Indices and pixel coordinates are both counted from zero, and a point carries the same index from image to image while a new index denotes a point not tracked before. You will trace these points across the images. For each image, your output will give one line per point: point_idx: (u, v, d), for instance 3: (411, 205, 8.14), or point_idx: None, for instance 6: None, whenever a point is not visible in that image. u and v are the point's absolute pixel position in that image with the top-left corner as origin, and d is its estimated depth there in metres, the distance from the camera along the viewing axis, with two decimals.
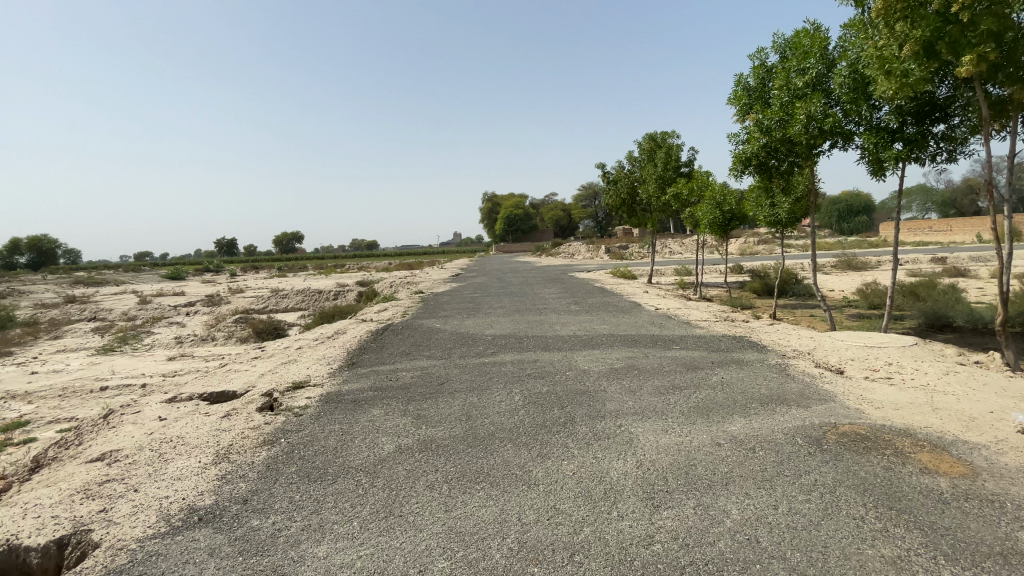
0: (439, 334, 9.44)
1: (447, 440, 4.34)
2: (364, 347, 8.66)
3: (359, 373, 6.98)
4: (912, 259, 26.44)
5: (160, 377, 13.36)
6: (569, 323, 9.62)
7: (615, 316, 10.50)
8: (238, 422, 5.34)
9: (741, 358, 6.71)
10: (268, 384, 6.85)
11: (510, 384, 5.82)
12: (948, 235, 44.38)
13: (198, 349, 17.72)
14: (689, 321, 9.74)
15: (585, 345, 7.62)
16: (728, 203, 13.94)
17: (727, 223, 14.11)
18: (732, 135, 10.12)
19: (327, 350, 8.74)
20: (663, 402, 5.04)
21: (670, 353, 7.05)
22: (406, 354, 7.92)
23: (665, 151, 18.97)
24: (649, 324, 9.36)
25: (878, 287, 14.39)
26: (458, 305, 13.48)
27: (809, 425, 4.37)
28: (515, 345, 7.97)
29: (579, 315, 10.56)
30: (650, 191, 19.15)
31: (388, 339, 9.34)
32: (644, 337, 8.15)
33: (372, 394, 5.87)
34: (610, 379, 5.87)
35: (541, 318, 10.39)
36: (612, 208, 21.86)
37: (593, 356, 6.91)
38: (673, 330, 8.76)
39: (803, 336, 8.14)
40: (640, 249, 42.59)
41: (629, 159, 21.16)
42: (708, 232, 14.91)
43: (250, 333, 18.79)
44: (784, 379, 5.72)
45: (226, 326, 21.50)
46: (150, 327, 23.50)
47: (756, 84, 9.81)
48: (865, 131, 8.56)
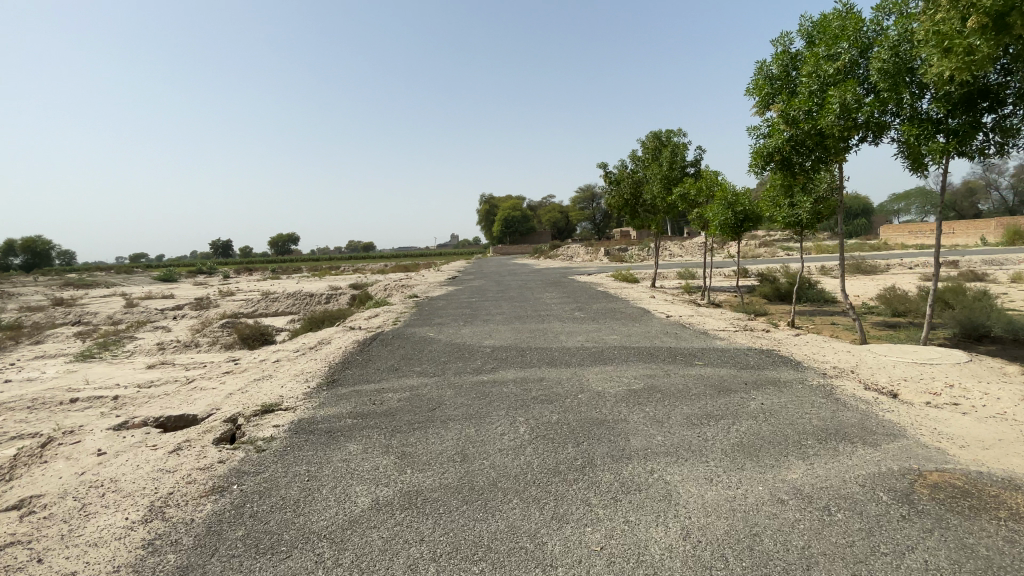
0: (432, 345, 8.57)
1: (436, 491, 3.47)
2: (347, 361, 7.75)
3: (340, 393, 6.07)
4: (921, 262, 25.78)
5: (134, 388, 12.38)
6: (576, 333, 8.72)
7: (626, 324, 9.61)
8: (189, 459, 4.43)
9: (777, 378, 5.83)
10: (234, 407, 5.95)
11: (513, 411, 4.95)
12: (951, 238, 43.75)
13: (180, 357, 16.75)
14: (708, 330, 8.87)
15: (596, 361, 6.74)
16: (740, 204, 13.05)
17: (738, 225, 13.22)
18: (754, 128, 9.34)
19: (307, 364, 7.83)
20: (699, 438, 4.16)
21: (694, 370, 6.17)
22: (394, 369, 7.01)
23: (671, 149, 18.17)
24: (665, 334, 8.48)
25: (900, 293, 13.60)
26: (455, 311, 12.61)
27: (889, 475, 3.55)
28: (518, 359, 7.07)
29: (586, 324, 9.67)
30: (655, 191, 18.30)
31: (376, 350, 8.42)
32: (661, 350, 7.26)
33: (350, 423, 4.99)
34: (629, 405, 4.99)
35: (545, 326, 9.51)
36: (614, 208, 21.00)
37: (608, 375, 6.03)
38: (692, 341, 7.88)
39: (838, 350, 7.28)
40: (640, 251, 41.79)
41: (631, 158, 20.34)
42: (718, 234, 14.03)
43: (236, 340, 17.84)
44: (834, 407, 4.87)
45: (213, 332, 20.55)
46: (134, 332, 22.50)
47: (780, 73, 9.05)
48: (904, 122, 7.81)
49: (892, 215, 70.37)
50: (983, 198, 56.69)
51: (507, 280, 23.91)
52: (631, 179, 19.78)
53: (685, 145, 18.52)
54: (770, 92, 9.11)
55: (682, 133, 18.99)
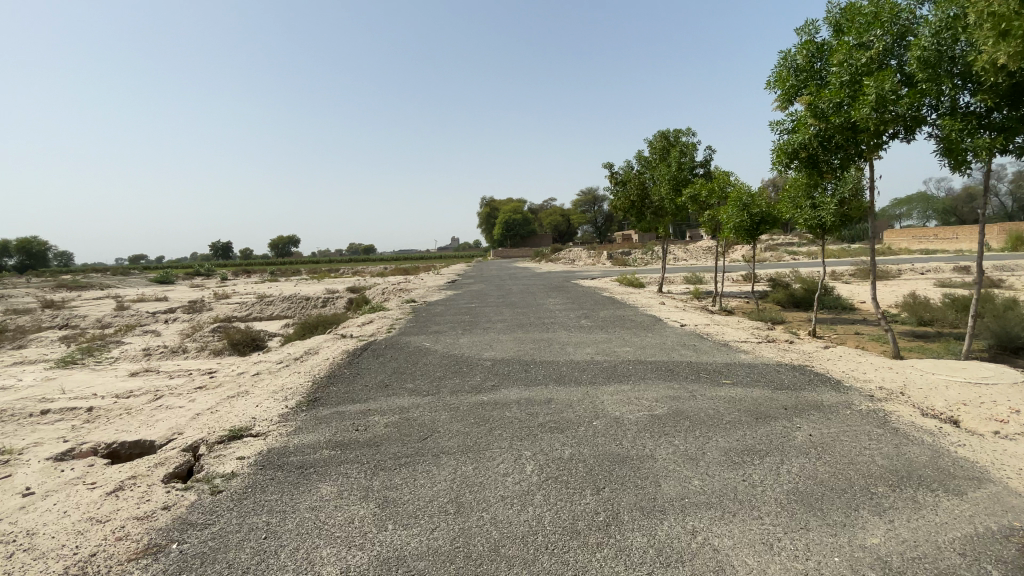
0: (428, 357, 7.84)
1: (423, 560, 2.73)
2: (333, 375, 6.99)
3: (320, 416, 5.33)
4: (932, 267, 25.12)
5: (111, 399, 11.60)
6: (586, 345, 7.98)
7: (638, 334, 8.88)
8: (128, 506, 3.68)
9: (820, 403, 5.12)
10: (197, 432, 5.21)
11: (518, 442, 4.21)
12: (956, 241, 43.14)
13: (166, 364, 16.01)
14: (729, 342, 8.14)
15: (611, 379, 5.99)
16: (756, 206, 12.36)
17: (754, 229, 12.53)
18: (777, 122, 8.66)
19: (289, 379, 7.09)
20: (743, 485, 3.41)
21: (723, 391, 5.45)
22: (384, 386, 6.25)
23: (679, 149, 17.53)
24: (682, 347, 7.75)
25: (924, 301, 12.88)
26: (453, 318, 11.90)
27: (992, 540, 2.81)
28: (522, 375, 6.33)
29: (595, 334, 8.93)
30: (663, 193, 17.62)
31: (366, 362, 7.65)
32: (683, 367, 6.51)
33: (327, 456, 4.26)
34: (654, 437, 4.26)
35: (550, 337, 8.76)
36: (619, 211, 20.31)
37: (625, 397, 5.29)
38: (714, 355, 7.13)
39: (877, 367, 6.54)
40: (642, 255, 41.09)
41: (638, 158, 19.73)
42: (732, 237, 13.28)
43: (226, 346, 17.10)
44: (897, 441, 4.12)
45: (203, 337, 19.82)
46: (123, 336, 21.75)
47: (805, 63, 8.33)
48: (944, 116, 7.06)
49: (894, 220, 69.85)
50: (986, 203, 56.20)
51: (508, 284, 23.19)
52: (637, 180, 19.12)
53: (695, 145, 17.87)
54: (795, 84, 8.42)
55: (691, 133, 18.35)
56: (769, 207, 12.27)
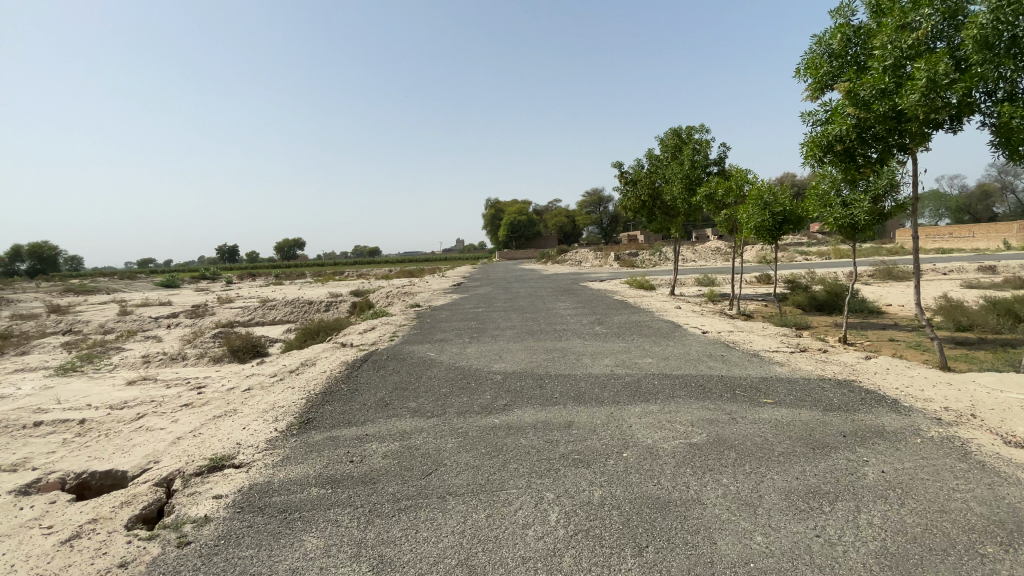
0: (433, 369, 7.24)
1: None
2: (329, 392, 6.39)
3: (311, 442, 4.73)
4: (953, 267, 24.29)
5: (102, 411, 11.06)
6: (604, 356, 7.34)
7: (659, 343, 8.22)
8: (80, 562, 3.10)
9: (882, 430, 4.47)
10: (175, 461, 4.61)
11: (540, 480, 3.60)
12: (972, 240, 42.19)
13: (164, 372, 15.50)
14: (760, 353, 7.47)
15: (637, 397, 5.37)
16: (779, 204, 11.65)
17: (777, 229, 11.83)
18: (809, 113, 8.10)
19: (283, 396, 6.50)
20: (820, 543, 2.80)
21: (767, 415, 4.81)
22: (384, 405, 5.65)
23: (693, 147, 16.90)
24: (711, 358, 7.09)
25: (958, 304, 12.16)
26: (460, 325, 11.31)
27: None
28: (538, 393, 5.71)
29: (612, 343, 8.29)
30: (676, 192, 16.97)
31: (366, 376, 7.06)
32: (715, 382, 5.87)
33: (316, 496, 3.65)
34: (699, 473, 3.64)
35: (564, 346, 8.15)
36: (630, 211, 19.66)
37: (656, 421, 4.67)
38: (748, 369, 6.47)
39: (933, 383, 5.87)
40: (650, 256, 40.39)
41: (650, 156, 19.08)
42: (753, 238, 12.58)
43: (226, 353, 16.57)
44: (989, 482, 3.49)
45: (203, 343, 19.33)
46: (123, 342, 21.29)
47: (841, 49, 7.73)
48: (1003, 101, 6.42)
49: None
50: (999, 200, 55.08)
51: (515, 287, 22.61)
52: (649, 178, 18.46)
53: (708, 142, 17.22)
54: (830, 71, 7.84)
55: (705, 129, 17.70)
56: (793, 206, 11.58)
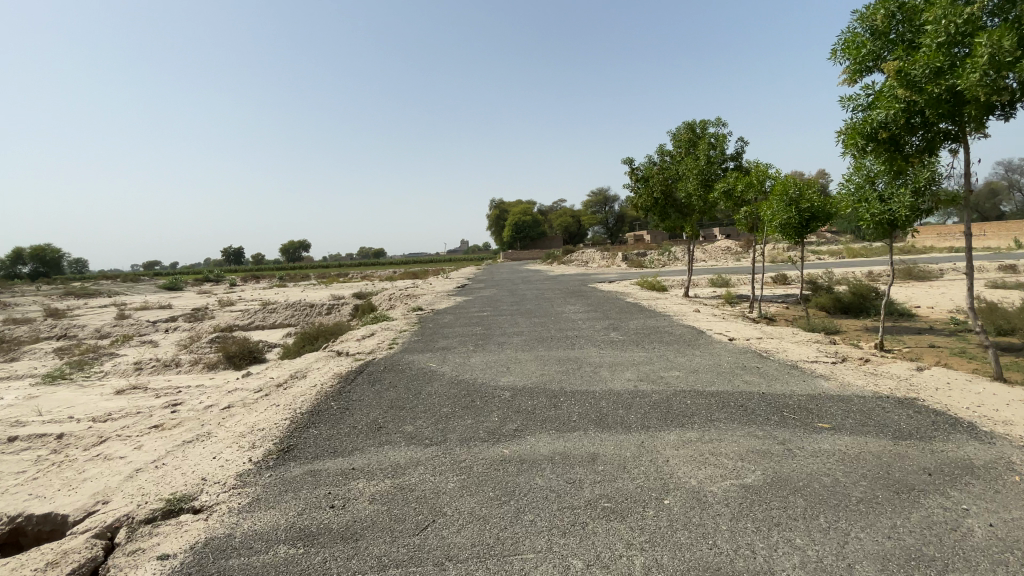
0: (434, 383, 6.51)
1: None
2: (317, 412, 5.67)
3: (287, 480, 4.00)
4: (974, 266, 23.34)
5: (84, 424, 10.41)
6: (623, 368, 6.59)
7: (683, 352, 7.46)
8: None
9: (972, 466, 3.68)
10: (124, 504, 3.97)
11: (562, 542, 2.84)
12: (984, 238, 41.10)
13: (156, 380, 14.88)
14: (798, 364, 6.70)
15: (668, 423, 4.62)
16: (806, 201, 10.86)
17: (804, 227, 11.04)
18: (848, 97, 7.33)
19: (264, 415, 5.81)
20: None
21: (826, 445, 4.05)
22: (377, 429, 4.92)
23: (708, 142, 16.17)
24: (743, 371, 6.34)
25: (998, 306, 11.30)
26: (464, 331, 10.59)
27: None
28: (554, 415, 4.95)
29: (631, 352, 7.54)
30: (690, 189, 16.22)
31: (359, 391, 6.33)
32: (756, 402, 5.11)
33: (283, 558, 2.92)
34: (763, 533, 2.87)
35: (578, 356, 7.40)
36: (641, 210, 18.92)
37: (697, 454, 3.92)
38: (789, 386, 5.71)
39: (1008, 401, 5.08)
40: (659, 256, 39.50)
41: (662, 152, 18.32)
42: (777, 236, 11.76)
43: (221, 359, 15.93)
44: None
45: (199, 349, 18.68)
46: (118, 348, 20.72)
47: (884, 25, 6.94)
48: None
49: None
50: (1007, 198, 54.06)
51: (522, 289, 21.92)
52: (661, 175, 17.70)
53: (724, 136, 16.45)
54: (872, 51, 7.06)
55: (720, 123, 16.92)
56: (821, 202, 10.79)
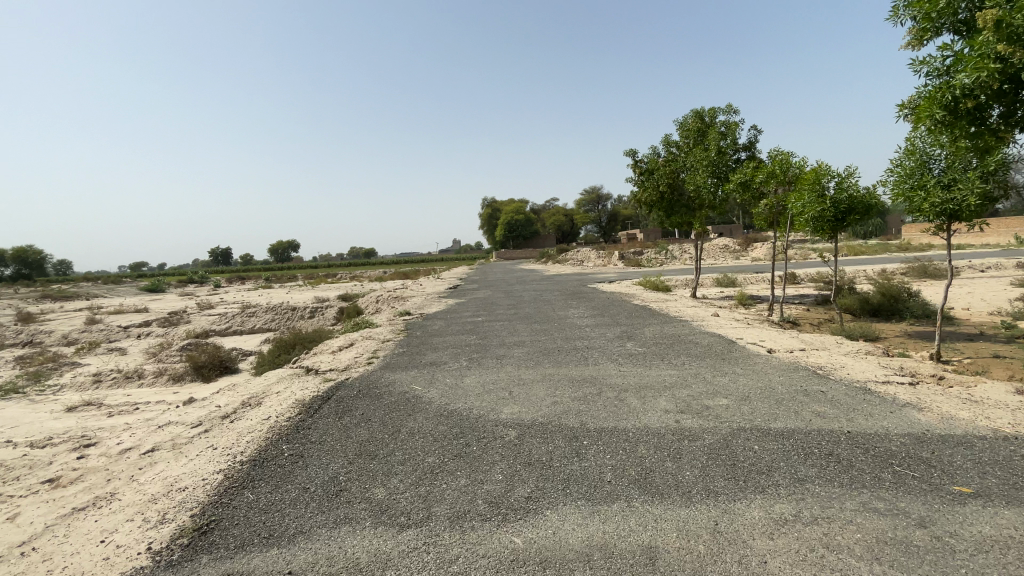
0: (418, 414, 5.15)
1: None
2: (262, 462, 4.29)
3: None
4: (988, 265, 22.33)
5: (11, 451, 8.90)
6: (655, 394, 5.27)
7: (723, 370, 6.15)
8: None
9: None
10: None
11: None
12: (982, 236, 40.26)
13: (113, 394, 13.36)
14: (870, 387, 5.41)
15: (740, 487, 3.30)
16: (843, 191, 9.56)
17: (840, 220, 9.75)
18: (921, 61, 6.15)
19: (193, 465, 4.42)
20: None
21: (989, 534, 2.76)
22: (335, 496, 3.55)
23: (718, 131, 15.00)
24: (808, 399, 5.04)
25: None
26: (457, 340, 9.26)
27: None
28: (578, 470, 3.62)
29: (658, 370, 6.20)
30: (700, 181, 14.98)
31: (321, 429, 4.95)
32: (849, 451, 3.84)
33: None
34: None
35: (595, 377, 6.05)
36: (644, 205, 17.66)
37: (809, 554, 2.59)
38: (877, 423, 4.42)
39: None
40: (656, 255, 38.33)
41: (667, 142, 17.08)
42: (806, 232, 10.50)
43: (189, 370, 14.44)
44: None
45: (167, 357, 17.06)
46: (82, 356, 19.09)
47: None
48: None
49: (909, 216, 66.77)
50: None
51: (519, 290, 20.63)
52: (668, 167, 16.42)
53: (736, 124, 15.22)
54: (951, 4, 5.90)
55: (732, 110, 15.69)
56: (860, 191, 9.51)
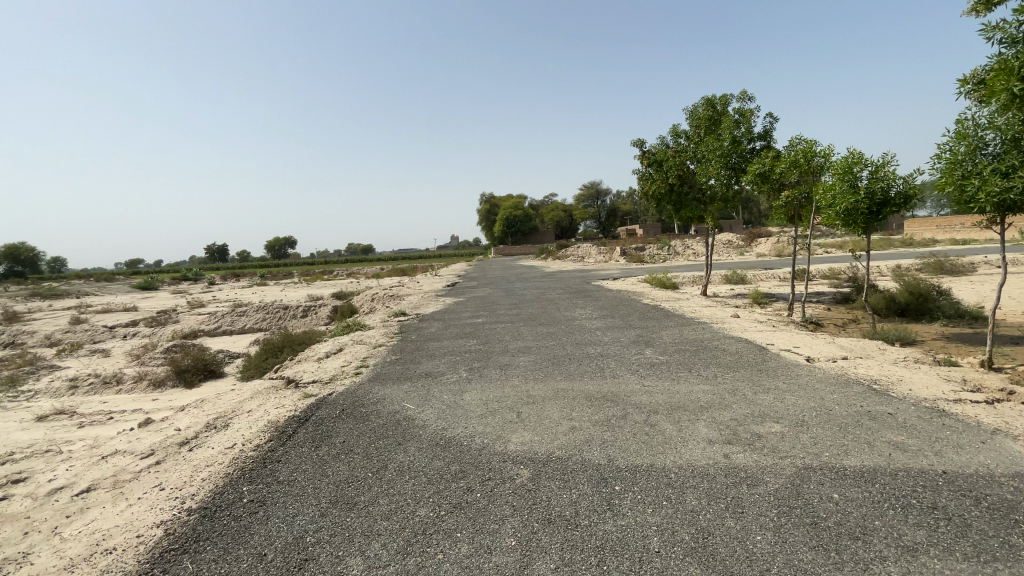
0: (409, 443, 4.30)
1: None
2: (213, 514, 3.44)
3: None
4: (1006, 260, 21.48)
5: None
6: (692, 418, 4.44)
7: (764, 386, 5.31)
8: None
9: None
10: None
11: None
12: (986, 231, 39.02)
13: (88, 402, 12.51)
14: (943, 407, 4.58)
15: (836, 564, 2.46)
16: (877, 180, 8.70)
17: (874, 213, 8.91)
18: (988, 28, 5.30)
19: (132, 516, 3.60)
20: None
21: None
22: (296, 572, 2.69)
23: (732, 119, 14.15)
24: (874, 424, 4.23)
25: None
26: (455, 346, 8.41)
27: None
28: (615, 535, 2.78)
29: (688, 386, 5.37)
30: (712, 172, 14.13)
31: (292, 464, 4.09)
32: (958, 502, 2.99)
33: None
34: None
35: (615, 394, 5.21)
36: (652, 199, 16.82)
37: None
38: (973, 457, 3.59)
39: None
40: (659, 250, 37.46)
41: (677, 133, 16.24)
42: (834, 225, 9.64)
43: (170, 375, 13.58)
44: None
45: (149, 360, 16.16)
46: (62, 359, 18.21)
47: None
48: None
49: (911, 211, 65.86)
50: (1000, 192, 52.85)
51: (520, 288, 19.78)
52: (679, 158, 15.54)
53: (751, 112, 14.37)
54: None
55: (746, 97, 14.82)
56: (896, 181, 8.66)
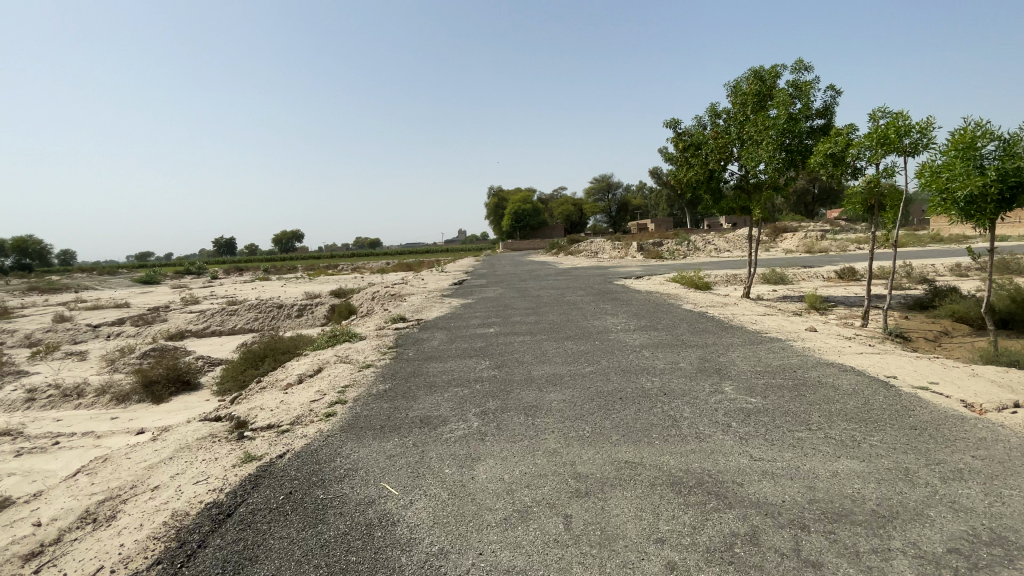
0: None
1: None
2: None
3: None
4: None
5: None
6: (884, 554, 2.48)
7: (950, 467, 3.36)
8: None
9: None
10: None
11: None
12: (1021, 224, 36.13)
13: (40, 419, 10.84)
14: None
15: None
16: (1013, 157, 6.64)
17: (1006, 199, 6.86)
18: None
19: None
20: None
21: None
22: None
23: (786, 93, 12.02)
24: None
25: None
26: (461, 370, 6.48)
27: None
28: None
29: (829, 464, 3.42)
30: (764, 154, 12.03)
31: None
32: None
33: None
34: None
35: (718, 478, 3.27)
36: (686, 188, 14.77)
37: None
38: None
39: None
40: (678, 245, 35.30)
41: (715, 112, 14.17)
42: (946, 215, 7.55)
43: (137, 388, 11.84)
44: None
45: (122, 367, 14.47)
46: (32, 363, 16.57)
47: None
48: None
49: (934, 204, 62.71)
50: None
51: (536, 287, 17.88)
52: (721, 141, 13.49)
53: (808, 84, 12.24)
54: None
55: (802, 67, 12.67)
56: None
